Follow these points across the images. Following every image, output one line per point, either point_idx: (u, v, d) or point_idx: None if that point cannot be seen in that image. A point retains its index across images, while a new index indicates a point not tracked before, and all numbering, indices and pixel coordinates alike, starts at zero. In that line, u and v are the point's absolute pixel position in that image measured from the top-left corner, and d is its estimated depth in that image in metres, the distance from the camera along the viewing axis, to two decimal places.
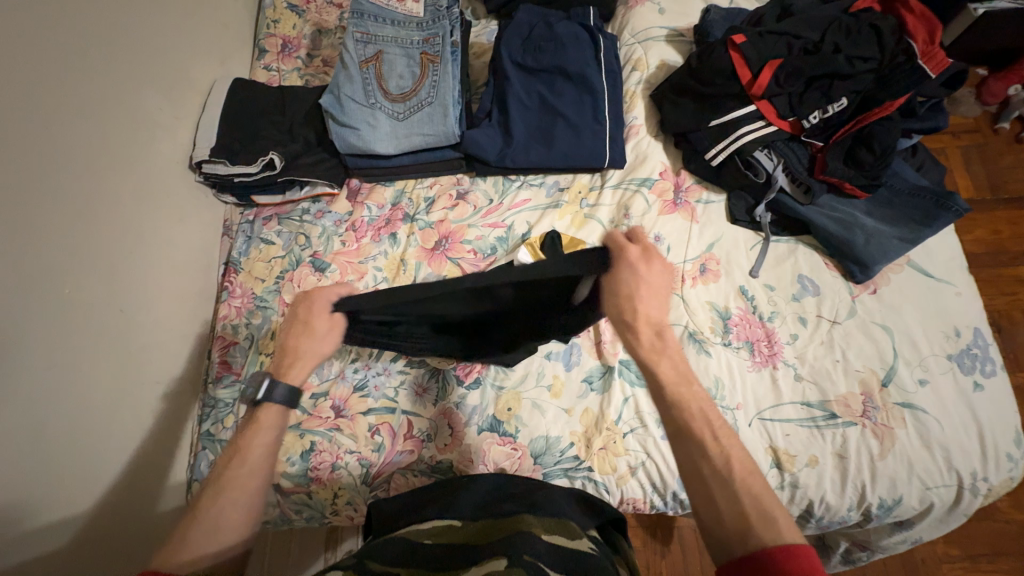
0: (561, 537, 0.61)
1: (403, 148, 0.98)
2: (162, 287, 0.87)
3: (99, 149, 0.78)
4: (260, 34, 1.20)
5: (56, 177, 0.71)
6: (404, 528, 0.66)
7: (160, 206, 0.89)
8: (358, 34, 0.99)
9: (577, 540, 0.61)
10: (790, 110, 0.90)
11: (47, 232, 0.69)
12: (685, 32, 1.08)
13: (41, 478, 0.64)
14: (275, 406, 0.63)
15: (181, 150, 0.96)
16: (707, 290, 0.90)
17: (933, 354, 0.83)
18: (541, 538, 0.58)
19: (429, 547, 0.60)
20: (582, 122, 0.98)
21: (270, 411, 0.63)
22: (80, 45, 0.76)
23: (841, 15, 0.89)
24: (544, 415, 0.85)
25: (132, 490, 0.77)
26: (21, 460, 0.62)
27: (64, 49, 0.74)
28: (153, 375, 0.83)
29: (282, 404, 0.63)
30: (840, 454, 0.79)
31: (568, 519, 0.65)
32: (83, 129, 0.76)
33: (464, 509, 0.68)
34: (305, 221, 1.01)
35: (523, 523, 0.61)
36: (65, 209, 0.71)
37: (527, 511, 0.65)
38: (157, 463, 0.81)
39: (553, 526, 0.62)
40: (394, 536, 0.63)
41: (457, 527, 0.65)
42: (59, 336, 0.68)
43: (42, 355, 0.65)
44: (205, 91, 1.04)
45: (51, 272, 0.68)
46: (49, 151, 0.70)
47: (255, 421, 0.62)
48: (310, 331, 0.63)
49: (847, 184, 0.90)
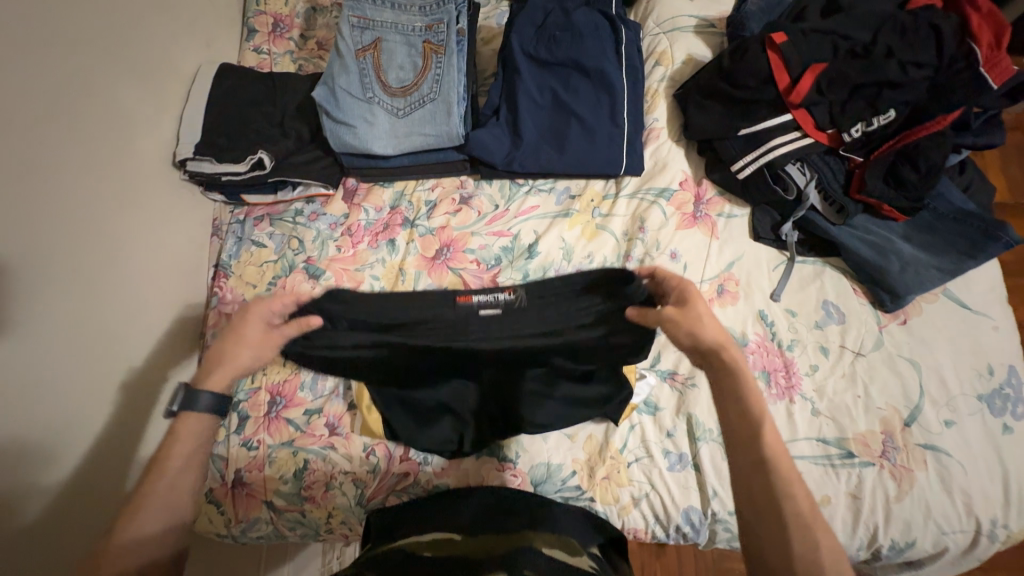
0: (562, 552, 0.60)
1: (403, 149, 0.90)
2: (147, 295, 0.83)
3: (68, 149, 0.71)
4: (248, 11, 1.10)
5: (25, 189, 0.65)
6: (398, 540, 0.64)
7: (142, 208, 0.84)
8: (353, 19, 0.90)
9: (578, 557, 0.61)
10: (829, 121, 0.80)
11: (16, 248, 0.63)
12: (716, 22, 0.98)
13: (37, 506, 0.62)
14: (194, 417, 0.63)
15: (163, 146, 0.89)
16: (724, 313, 0.85)
17: (963, 394, 0.78)
18: (541, 552, 0.58)
19: (427, 558, 0.58)
20: (597, 124, 0.90)
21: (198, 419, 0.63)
22: (39, 32, 0.68)
23: (896, 12, 0.79)
24: (546, 441, 0.82)
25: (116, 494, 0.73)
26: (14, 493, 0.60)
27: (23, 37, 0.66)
28: (141, 393, 0.79)
29: (207, 412, 0.63)
30: (853, 495, 0.75)
31: (568, 535, 0.64)
32: (50, 128, 0.69)
33: (462, 522, 0.67)
34: (299, 223, 0.95)
35: (524, 537, 0.61)
36: (31, 219, 0.65)
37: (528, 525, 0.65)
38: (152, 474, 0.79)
39: (555, 541, 0.62)
40: (392, 547, 0.62)
41: (456, 539, 0.63)
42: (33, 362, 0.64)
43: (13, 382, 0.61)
44: (189, 78, 0.96)
45: (23, 290, 0.63)
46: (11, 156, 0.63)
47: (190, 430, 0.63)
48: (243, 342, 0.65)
49: (886, 206, 0.82)
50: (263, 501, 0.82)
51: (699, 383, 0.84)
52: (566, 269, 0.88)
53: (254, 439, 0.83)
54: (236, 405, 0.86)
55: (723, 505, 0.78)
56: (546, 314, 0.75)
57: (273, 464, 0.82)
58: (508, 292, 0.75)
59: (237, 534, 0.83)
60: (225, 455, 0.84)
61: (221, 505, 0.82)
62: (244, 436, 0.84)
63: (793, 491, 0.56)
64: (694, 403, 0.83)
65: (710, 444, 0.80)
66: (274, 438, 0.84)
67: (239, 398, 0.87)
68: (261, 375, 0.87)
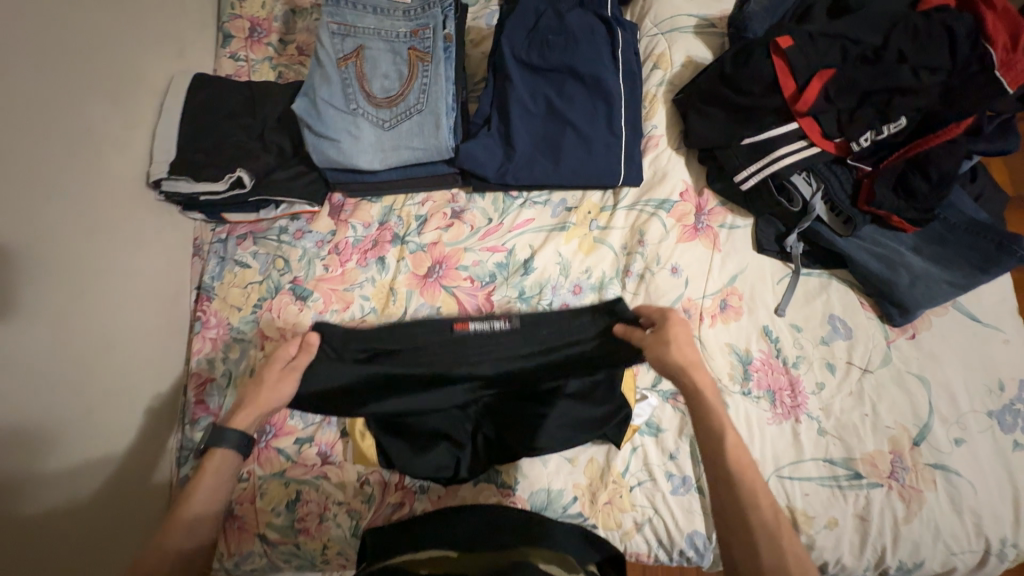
0: (558, 568, 0.62)
1: (390, 163, 0.86)
2: (130, 325, 0.80)
3: (27, 175, 0.67)
4: (223, 15, 1.04)
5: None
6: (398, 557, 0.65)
7: (117, 234, 0.80)
8: (334, 26, 0.85)
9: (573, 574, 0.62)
10: (837, 130, 0.76)
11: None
12: (717, 22, 0.93)
13: (25, 553, 0.61)
14: (222, 451, 0.65)
15: (136, 165, 0.85)
16: (728, 329, 0.83)
17: (973, 411, 0.76)
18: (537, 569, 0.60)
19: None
20: (594, 134, 0.85)
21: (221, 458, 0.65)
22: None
23: (908, 13, 0.74)
24: (546, 466, 0.79)
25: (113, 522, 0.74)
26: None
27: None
28: (121, 425, 0.77)
29: (233, 450, 0.66)
30: (861, 516, 0.73)
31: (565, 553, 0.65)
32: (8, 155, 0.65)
33: (460, 539, 0.68)
34: (283, 242, 0.91)
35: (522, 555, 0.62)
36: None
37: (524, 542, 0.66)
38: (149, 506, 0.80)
39: (550, 557, 0.63)
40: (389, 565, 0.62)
41: (453, 557, 0.64)
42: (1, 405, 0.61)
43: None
44: (162, 90, 0.91)
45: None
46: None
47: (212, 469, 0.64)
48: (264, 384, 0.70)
49: (896, 217, 0.78)
50: (255, 534, 0.79)
51: None
52: (563, 285, 0.85)
53: (243, 471, 0.81)
54: None
55: None
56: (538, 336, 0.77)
57: (264, 496, 0.79)
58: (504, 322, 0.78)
59: (230, 569, 0.80)
60: None
61: None
62: None
63: (758, 503, 0.56)
64: None
65: None
66: (264, 469, 0.81)
67: None
68: None
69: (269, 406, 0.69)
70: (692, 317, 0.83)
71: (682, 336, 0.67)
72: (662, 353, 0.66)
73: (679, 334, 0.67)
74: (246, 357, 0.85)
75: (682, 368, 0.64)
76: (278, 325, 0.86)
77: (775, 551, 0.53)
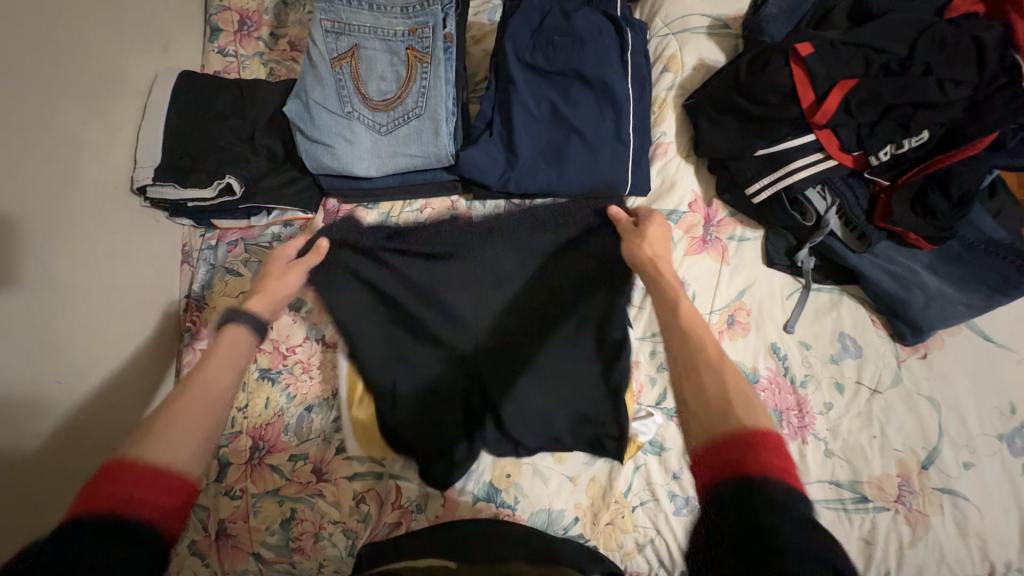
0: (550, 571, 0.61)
1: (387, 170, 0.82)
2: (116, 339, 0.78)
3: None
4: (210, 6, 0.98)
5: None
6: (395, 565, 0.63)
7: (99, 244, 0.77)
8: (327, 23, 0.80)
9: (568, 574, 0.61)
10: (856, 143, 0.73)
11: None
12: (731, 23, 0.89)
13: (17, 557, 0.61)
14: (238, 329, 0.61)
15: (119, 172, 0.81)
16: (735, 346, 0.80)
17: (983, 434, 0.74)
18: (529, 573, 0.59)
19: None
20: (600, 140, 0.82)
21: (235, 335, 0.61)
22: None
23: (935, 22, 0.71)
24: (547, 485, 0.78)
25: None
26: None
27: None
28: (110, 444, 0.75)
29: (251, 328, 0.63)
30: (866, 540, 0.72)
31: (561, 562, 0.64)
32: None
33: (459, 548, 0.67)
34: (275, 250, 0.88)
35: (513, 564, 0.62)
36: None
37: (523, 556, 0.65)
38: None
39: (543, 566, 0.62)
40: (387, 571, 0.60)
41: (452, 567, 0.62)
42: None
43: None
44: (146, 90, 0.87)
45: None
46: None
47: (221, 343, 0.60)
48: (279, 278, 0.70)
49: (912, 234, 0.76)
50: (249, 553, 0.77)
51: None
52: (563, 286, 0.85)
53: (237, 488, 0.79)
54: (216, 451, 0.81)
55: None
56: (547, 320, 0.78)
57: (258, 514, 0.78)
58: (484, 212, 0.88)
59: None
60: (209, 504, 0.79)
61: (205, 558, 0.77)
62: (226, 484, 0.79)
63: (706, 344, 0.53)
64: None
65: None
66: (258, 486, 0.79)
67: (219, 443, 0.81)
68: (241, 417, 0.82)
69: (275, 293, 0.68)
70: None
71: (658, 236, 0.70)
72: (633, 244, 0.69)
73: (653, 230, 0.70)
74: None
75: (650, 255, 0.67)
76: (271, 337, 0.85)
77: (737, 386, 0.49)
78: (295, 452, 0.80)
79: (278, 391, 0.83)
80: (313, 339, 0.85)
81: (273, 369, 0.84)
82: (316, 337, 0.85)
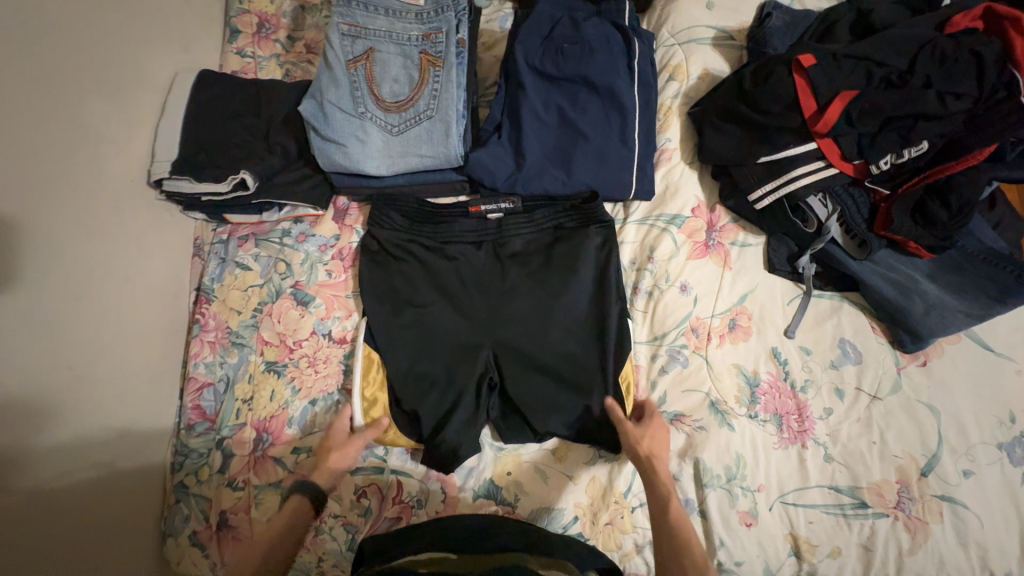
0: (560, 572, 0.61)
1: (397, 169, 0.84)
2: (127, 326, 0.79)
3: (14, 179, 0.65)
4: (230, 9, 1.01)
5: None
6: (399, 557, 0.65)
7: (114, 232, 0.79)
8: (344, 27, 0.83)
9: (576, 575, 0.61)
10: (856, 152, 0.75)
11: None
12: (735, 34, 0.92)
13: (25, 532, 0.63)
14: (299, 498, 0.71)
15: (137, 165, 0.83)
16: (736, 350, 0.81)
17: (982, 442, 0.75)
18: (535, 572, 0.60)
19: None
20: (607, 145, 0.84)
21: (297, 501, 0.71)
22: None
23: (935, 35, 0.72)
24: (547, 484, 0.78)
25: (109, 517, 0.74)
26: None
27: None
28: (118, 429, 0.76)
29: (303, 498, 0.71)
30: (864, 546, 0.72)
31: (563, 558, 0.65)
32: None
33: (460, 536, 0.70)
34: (286, 245, 0.90)
35: (521, 558, 0.63)
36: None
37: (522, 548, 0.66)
38: (145, 504, 0.79)
39: (552, 562, 0.63)
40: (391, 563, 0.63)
41: (453, 557, 0.64)
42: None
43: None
44: (165, 87, 0.89)
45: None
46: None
47: (290, 512, 0.70)
48: (343, 450, 0.76)
49: (911, 243, 0.77)
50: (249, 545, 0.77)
51: (708, 426, 0.77)
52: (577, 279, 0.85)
53: (239, 480, 0.79)
54: (219, 443, 0.81)
55: (729, 555, 0.73)
56: (553, 331, 0.80)
57: (259, 506, 0.78)
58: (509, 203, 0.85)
59: None
60: (211, 495, 0.80)
61: (206, 548, 0.78)
62: (229, 475, 0.80)
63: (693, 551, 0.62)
64: (703, 448, 0.77)
65: (719, 492, 0.75)
66: (261, 478, 0.79)
67: (223, 435, 0.82)
68: (246, 409, 0.83)
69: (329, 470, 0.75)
70: (699, 337, 0.81)
71: (659, 433, 0.74)
72: (629, 439, 0.72)
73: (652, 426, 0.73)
74: (246, 363, 0.85)
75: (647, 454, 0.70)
76: (277, 331, 0.86)
77: None
78: (299, 446, 0.81)
79: (284, 384, 0.84)
80: (319, 334, 0.86)
81: (280, 362, 0.85)
82: (324, 332, 0.86)
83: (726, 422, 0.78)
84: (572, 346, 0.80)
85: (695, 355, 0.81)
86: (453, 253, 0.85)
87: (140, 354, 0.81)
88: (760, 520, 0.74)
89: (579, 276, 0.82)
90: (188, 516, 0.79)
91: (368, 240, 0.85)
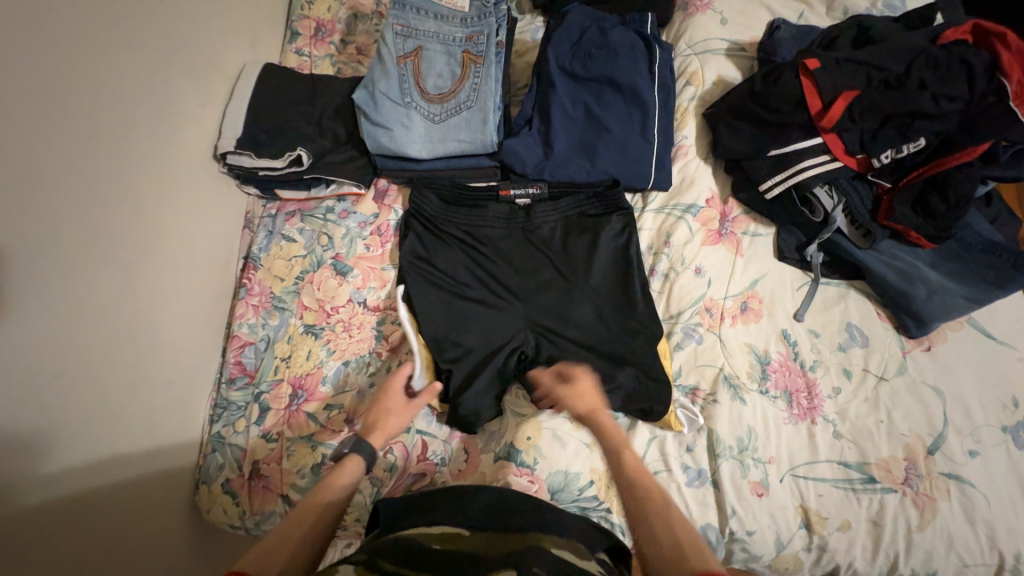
0: (572, 554, 0.59)
1: (436, 153, 0.92)
2: (185, 282, 0.87)
3: (107, 139, 0.73)
4: (292, 14, 1.13)
5: (58, 168, 0.66)
6: (408, 528, 0.64)
7: (184, 197, 0.88)
8: (397, 27, 0.93)
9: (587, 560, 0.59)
10: (860, 147, 0.82)
11: (38, 228, 0.63)
12: (747, 47, 1.01)
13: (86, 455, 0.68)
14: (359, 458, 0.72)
15: (205, 141, 0.93)
16: (748, 330, 0.86)
17: (987, 424, 0.78)
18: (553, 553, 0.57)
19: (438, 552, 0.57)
20: (628, 138, 0.92)
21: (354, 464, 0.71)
22: (83, 22, 0.70)
23: (929, 46, 0.80)
24: (565, 449, 0.81)
25: (153, 456, 0.79)
26: (106, 516, 0.70)
27: (68, 24, 0.67)
28: (169, 375, 0.82)
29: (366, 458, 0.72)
30: (874, 521, 0.74)
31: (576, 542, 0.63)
32: (91, 123, 0.71)
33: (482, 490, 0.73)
34: (329, 220, 0.98)
35: (532, 537, 0.61)
36: (61, 203, 0.66)
37: (535, 528, 0.64)
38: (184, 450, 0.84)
39: (564, 543, 0.61)
40: (400, 536, 0.61)
41: (464, 535, 0.62)
42: (55, 347, 0.64)
43: (22, 367, 0.60)
44: (234, 76, 1.00)
45: (41, 272, 0.63)
46: (50, 136, 0.65)
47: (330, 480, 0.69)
48: (398, 411, 0.80)
49: (913, 233, 0.83)
50: (279, 495, 0.81)
51: (721, 399, 0.81)
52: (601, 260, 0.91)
53: (273, 432, 0.84)
54: (257, 397, 0.87)
55: (741, 524, 0.75)
56: (574, 302, 0.86)
57: (290, 457, 0.82)
58: (536, 189, 0.92)
59: (252, 526, 0.82)
60: (245, 446, 0.84)
61: (237, 496, 0.82)
62: (264, 427, 0.84)
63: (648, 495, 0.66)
64: (717, 419, 0.80)
65: (731, 462, 0.78)
66: (293, 431, 0.84)
67: (261, 390, 0.87)
68: (284, 366, 0.88)
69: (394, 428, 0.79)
70: (713, 316, 0.86)
71: (586, 390, 0.80)
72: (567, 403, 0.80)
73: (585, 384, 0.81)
74: (286, 325, 0.91)
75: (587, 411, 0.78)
76: (317, 297, 0.92)
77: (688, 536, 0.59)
78: (331, 403, 0.86)
79: (319, 346, 0.89)
80: (355, 302, 0.92)
81: (317, 325, 0.91)
82: (359, 300, 0.92)
83: (739, 396, 0.82)
84: (593, 317, 0.85)
85: (710, 333, 0.85)
86: (484, 233, 0.91)
87: (192, 310, 0.88)
88: (770, 491, 0.77)
89: (599, 256, 0.88)
90: (222, 465, 0.84)
91: (407, 219, 0.93)
